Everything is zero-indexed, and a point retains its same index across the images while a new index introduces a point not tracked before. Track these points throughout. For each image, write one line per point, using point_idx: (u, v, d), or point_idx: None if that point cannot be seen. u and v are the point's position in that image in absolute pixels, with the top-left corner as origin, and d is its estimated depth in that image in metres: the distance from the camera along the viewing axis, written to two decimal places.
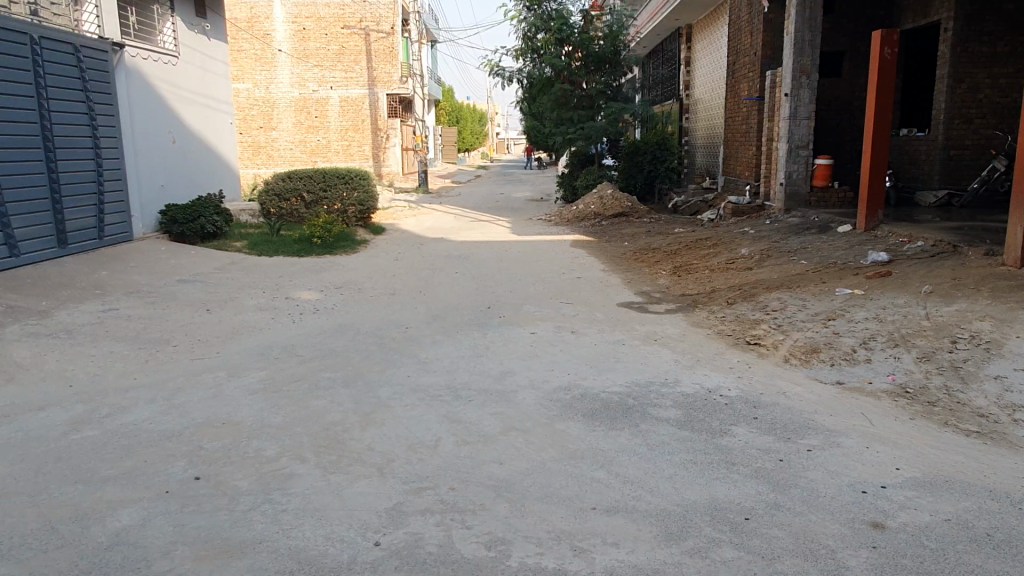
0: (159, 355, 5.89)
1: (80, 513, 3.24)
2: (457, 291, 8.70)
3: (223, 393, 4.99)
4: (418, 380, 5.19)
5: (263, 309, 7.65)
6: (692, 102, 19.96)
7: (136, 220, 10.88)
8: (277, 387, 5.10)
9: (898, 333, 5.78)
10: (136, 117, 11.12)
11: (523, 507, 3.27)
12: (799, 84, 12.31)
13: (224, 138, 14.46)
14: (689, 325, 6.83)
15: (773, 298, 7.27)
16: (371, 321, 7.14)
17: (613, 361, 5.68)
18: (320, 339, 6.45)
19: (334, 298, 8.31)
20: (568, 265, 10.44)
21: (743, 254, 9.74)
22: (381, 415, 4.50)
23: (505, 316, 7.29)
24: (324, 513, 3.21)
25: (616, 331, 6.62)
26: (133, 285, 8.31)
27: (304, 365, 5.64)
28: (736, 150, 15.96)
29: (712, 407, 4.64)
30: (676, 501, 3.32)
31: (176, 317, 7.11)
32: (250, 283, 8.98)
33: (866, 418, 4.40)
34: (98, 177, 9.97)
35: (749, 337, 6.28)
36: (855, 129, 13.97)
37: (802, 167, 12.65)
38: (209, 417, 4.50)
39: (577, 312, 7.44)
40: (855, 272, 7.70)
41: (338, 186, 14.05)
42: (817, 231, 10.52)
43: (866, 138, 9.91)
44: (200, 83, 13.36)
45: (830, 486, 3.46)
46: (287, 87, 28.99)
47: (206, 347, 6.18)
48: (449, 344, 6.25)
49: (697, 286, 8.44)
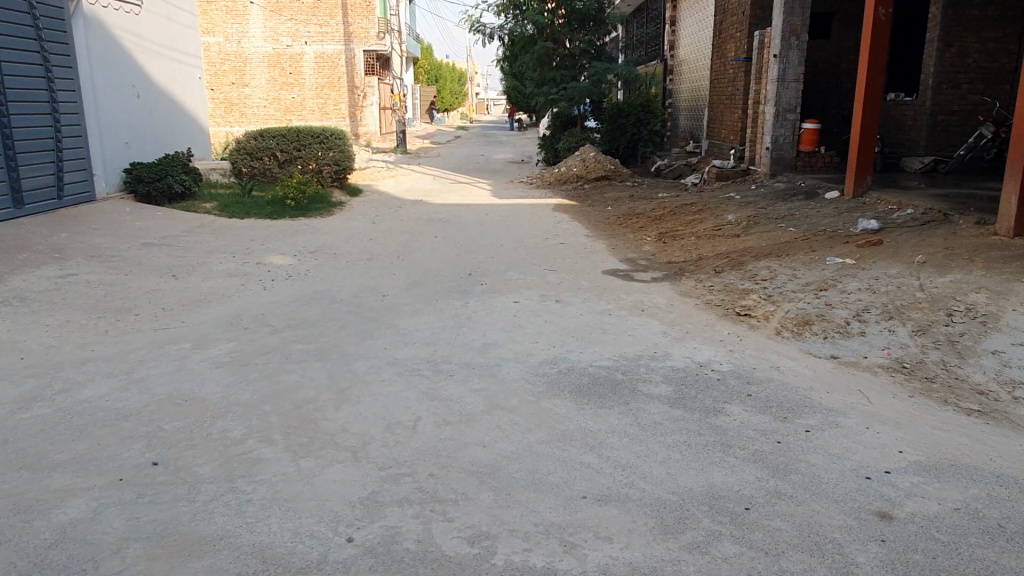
0: (120, 325, 5.55)
1: (24, 505, 2.96)
2: (436, 257, 8.39)
3: (187, 367, 4.68)
4: (396, 354, 4.93)
5: (232, 275, 7.28)
6: (677, 63, 19.50)
7: (99, 178, 10.37)
8: (246, 360, 4.81)
9: (892, 305, 5.60)
10: (97, 70, 10.52)
11: (508, 497, 3.04)
12: (789, 45, 12.00)
13: (192, 92, 13.82)
14: (677, 294, 6.62)
15: (763, 267, 7.07)
16: (347, 288, 6.83)
17: (600, 332, 5.46)
18: (292, 307, 6.14)
19: (308, 263, 7.96)
20: (551, 230, 10.16)
21: (729, 220, 9.51)
22: (356, 392, 4.23)
23: (487, 284, 7.01)
24: (292, 505, 2.96)
25: (601, 301, 6.38)
26: (94, 249, 7.88)
27: (276, 336, 5.34)
28: (721, 113, 15.64)
29: (705, 383, 4.43)
30: (671, 489, 3.12)
31: (140, 284, 6.73)
32: (219, 247, 8.59)
33: (864, 395, 4.23)
34: (56, 134, 9.43)
35: (739, 307, 6.09)
36: (842, 92, 13.70)
37: (789, 130, 12.38)
38: (172, 393, 4.21)
39: (561, 279, 7.19)
40: (845, 240, 7.51)
41: (313, 145, 13.55)
42: (805, 197, 10.31)
43: (856, 102, 9.67)
44: (165, 34, 12.69)
45: (832, 472, 3.27)
46: (259, 41, 27.98)
47: (170, 316, 5.84)
48: (430, 313, 5.97)
49: (684, 253, 8.21)
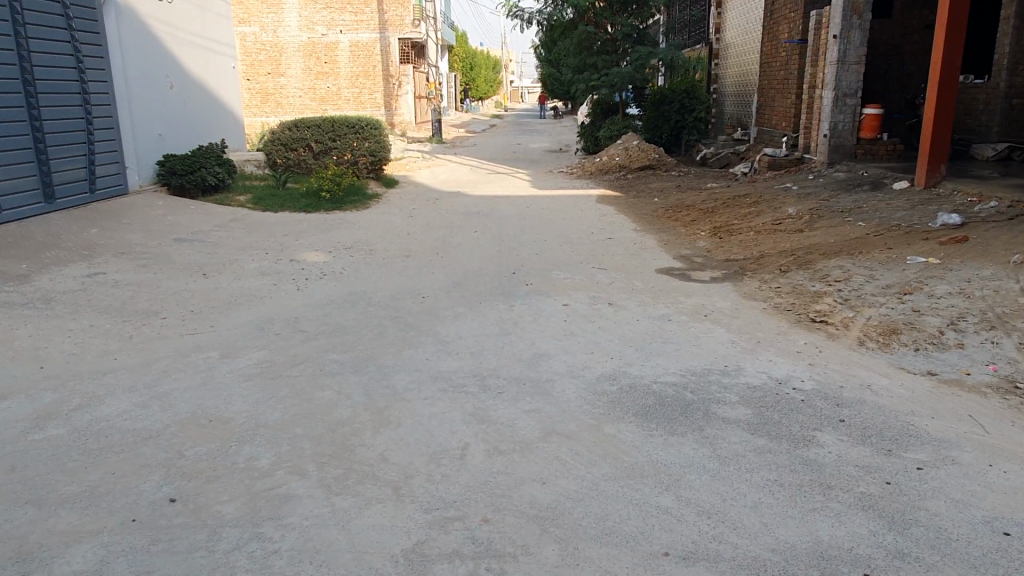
0: (145, 330, 5.22)
1: (24, 552, 2.61)
2: (477, 253, 7.95)
3: (214, 380, 4.31)
4: (439, 366, 4.49)
5: (265, 274, 6.93)
6: (722, 47, 18.70)
7: (133, 171, 10.13)
8: (276, 372, 4.43)
9: (992, 312, 4.99)
10: (130, 60, 10.26)
11: (577, 553, 2.59)
12: (850, 25, 11.26)
13: (226, 83, 13.53)
14: (741, 296, 6.08)
15: (834, 266, 6.47)
16: (384, 289, 6.43)
17: (661, 341, 4.96)
18: (326, 311, 5.75)
19: (343, 261, 7.59)
20: (597, 224, 9.63)
21: (789, 214, 8.88)
22: (396, 413, 3.81)
23: (533, 284, 6.54)
24: (326, 559, 2.55)
25: (658, 304, 5.87)
26: (124, 245, 7.61)
27: (309, 344, 4.95)
28: (772, 99, 14.87)
29: (787, 405, 3.91)
30: (769, 545, 2.63)
31: (169, 284, 6.41)
32: (252, 243, 8.27)
33: (977, 423, 3.67)
34: (88, 126, 9.20)
35: (813, 312, 5.52)
36: (905, 75, 12.88)
37: (849, 116, 11.64)
38: (195, 412, 3.83)
39: (612, 280, 6.68)
40: (924, 237, 6.86)
41: (348, 136, 13.22)
42: (870, 188, 9.60)
43: (929, 85, 8.95)
44: (198, 23, 12.40)
45: (960, 526, 2.75)
46: (295, 31, 27.76)
47: (198, 320, 5.49)
48: (473, 318, 5.53)
49: (743, 250, 7.63)
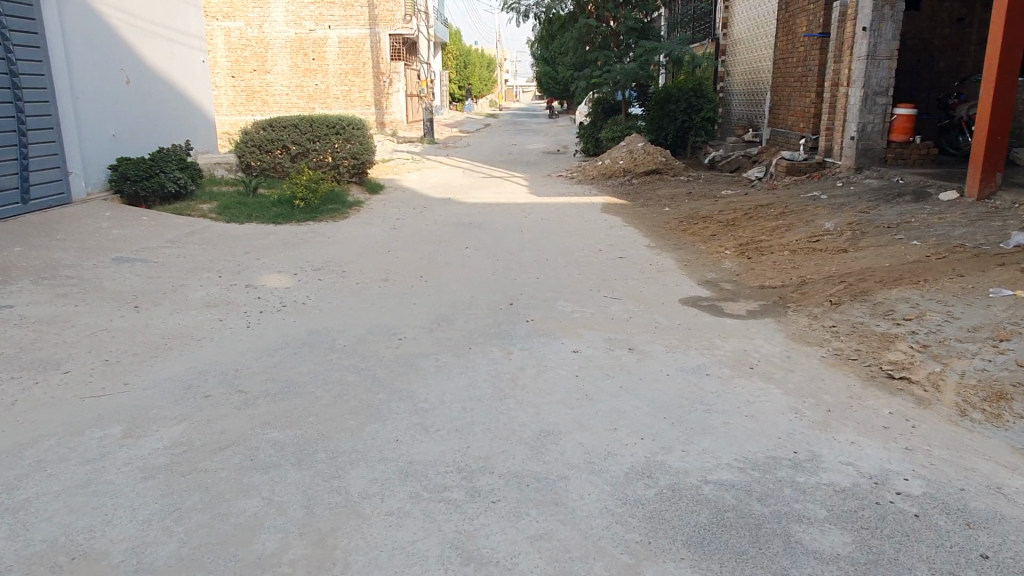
0: (36, 392, 4.05)
1: None
2: (467, 277, 6.79)
3: (103, 477, 3.15)
4: (413, 455, 3.33)
5: (211, 306, 5.77)
6: (729, 43, 17.53)
7: (77, 178, 8.94)
8: (189, 463, 3.26)
9: None
10: (75, 51, 9.07)
11: None
12: (881, 16, 10.15)
13: (193, 77, 12.31)
14: (792, 338, 4.95)
15: (899, 299, 5.35)
16: (354, 327, 5.28)
17: (704, 411, 3.81)
18: (277, 360, 4.60)
19: (310, 286, 6.42)
20: (604, 239, 8.48)
21: (825, 228, 7.74)
22: (344, 543, 2.66)
23: (535, 321, 5.39)
24: None
25: (691, 350, 4.72)
26: (50, 268, 6.44)
27: (243, 415, 3.78)
28: (788, 98, 13.74)
29: (901, 527, 2.76)
30: None
31: (89, 320, 5.24)
32: (205, 263, 7.10)
33: None
34: (20, 127, 8.04)
35: (889, 365, 4.38)
36: (935, 72, 11.77)
37: (878, 117, 10.54)
38: (59, 540, 2.68)
39: (629, 314, 5.55)
40: (1001, 261, 5.72)
41: (328, 137, 12.04)
42: (913, 199, 8.48)
43: (986, 81, 7.78)
44: (161, 11, 11.19)
45: None
46: (281, 26, 26.50)
47: (111, 375, 4.32)
48: (460, 372, 4.38)
49: (779, 274, 6.50)
